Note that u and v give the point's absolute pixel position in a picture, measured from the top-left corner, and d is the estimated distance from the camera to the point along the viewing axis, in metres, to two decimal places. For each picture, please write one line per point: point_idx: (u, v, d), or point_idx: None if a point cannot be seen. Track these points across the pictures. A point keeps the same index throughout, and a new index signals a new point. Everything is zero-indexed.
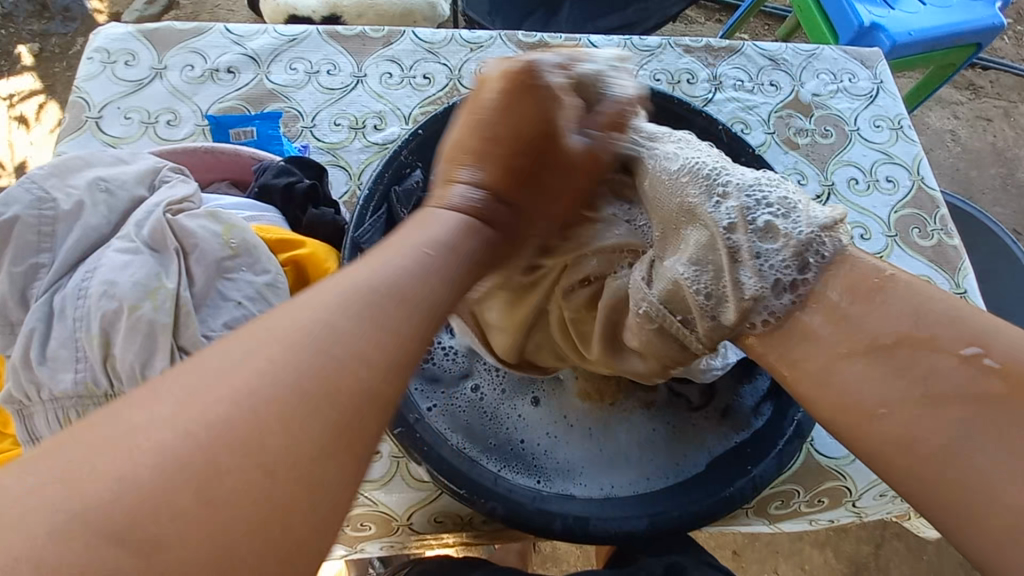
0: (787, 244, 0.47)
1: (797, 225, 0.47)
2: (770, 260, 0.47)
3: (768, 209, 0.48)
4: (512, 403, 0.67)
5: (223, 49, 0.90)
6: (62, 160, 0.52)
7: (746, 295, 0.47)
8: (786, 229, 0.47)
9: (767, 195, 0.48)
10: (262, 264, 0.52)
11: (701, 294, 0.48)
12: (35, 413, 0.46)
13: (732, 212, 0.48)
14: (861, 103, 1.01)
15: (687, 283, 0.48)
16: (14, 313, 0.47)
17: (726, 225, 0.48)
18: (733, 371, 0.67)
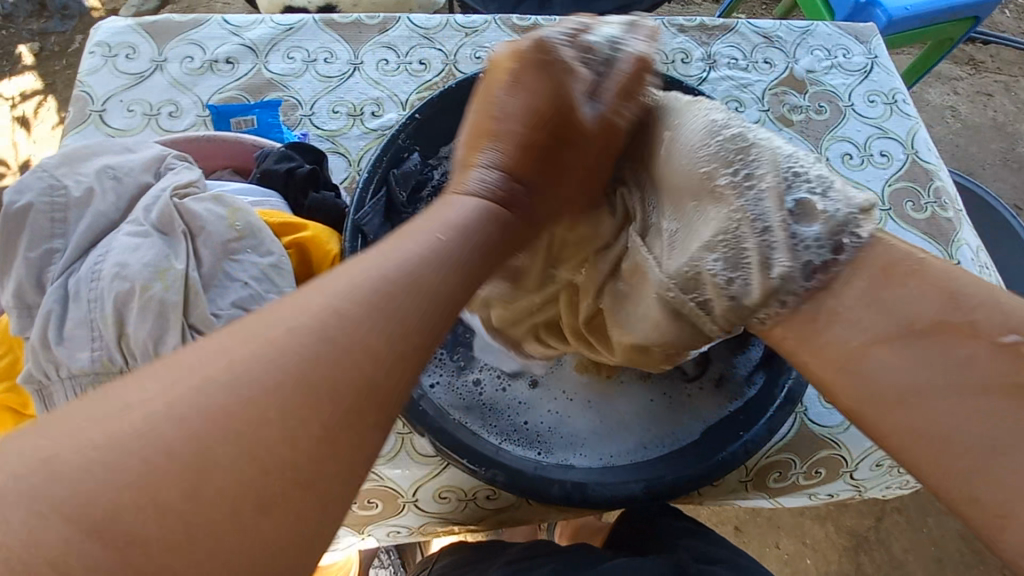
0: (825, 222, 0.47)
1: (835, 205, 0.48)
2: (804, 240, 0.47)
3: (806, 187, 0.49)
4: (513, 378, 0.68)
5: (221, 40, 0.91)
6: (70, 151, 0.54)
7: (773, 274, 0.47)
8: (824, 208, 0.48)
9: (804, 174, 0.49)
10: (267, 246, 0.54)
11: (725, 277, 0.49)
12: (54, 392, 0.48)
13: (768, 191, 0.48)
14: (855, 78, 1.01)
15: (714, 267, 0.49)
16: (30, 296, 0.49)
17: (760, 205, 0.48)
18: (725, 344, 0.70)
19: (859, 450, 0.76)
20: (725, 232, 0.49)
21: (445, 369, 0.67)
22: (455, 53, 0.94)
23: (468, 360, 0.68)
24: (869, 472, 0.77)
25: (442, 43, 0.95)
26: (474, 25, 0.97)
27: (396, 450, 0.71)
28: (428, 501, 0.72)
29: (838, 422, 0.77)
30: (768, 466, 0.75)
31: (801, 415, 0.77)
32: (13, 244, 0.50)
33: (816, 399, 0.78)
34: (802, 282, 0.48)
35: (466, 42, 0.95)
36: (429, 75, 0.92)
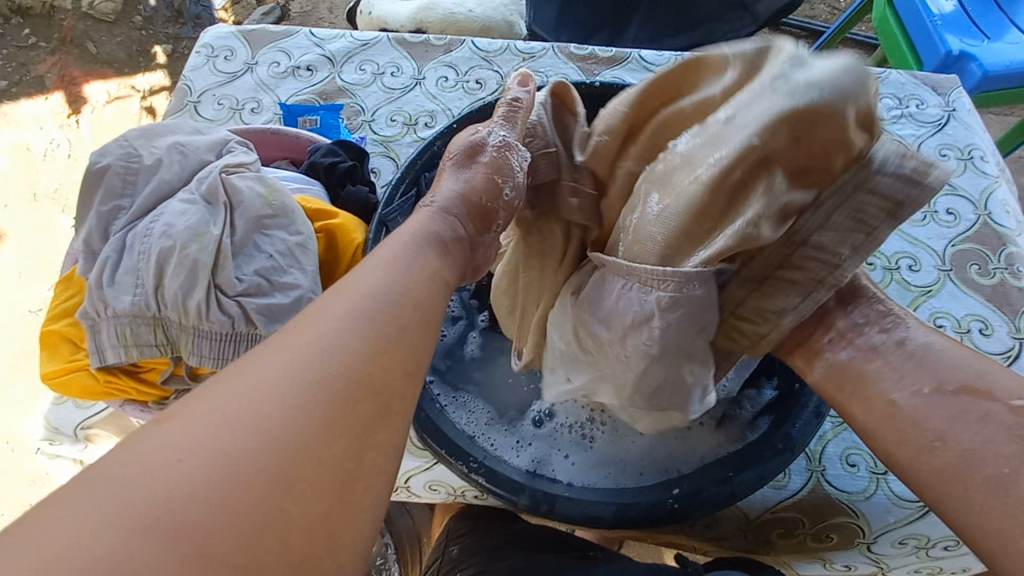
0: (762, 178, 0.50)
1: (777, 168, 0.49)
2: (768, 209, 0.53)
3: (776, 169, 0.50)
4: (533, 404, 0.69)
5: (305, 50, 1.02)
6: (153, 127, 0.64)
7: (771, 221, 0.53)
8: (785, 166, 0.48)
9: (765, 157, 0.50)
10: (297, 226, 0.60)
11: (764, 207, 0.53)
12: (101, 328, 0.55)
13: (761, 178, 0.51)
14: (927, 130, 0.95)
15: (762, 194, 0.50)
16: (97, 243, 0.58)
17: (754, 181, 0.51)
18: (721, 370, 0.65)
19: (881, 524, 0.69)
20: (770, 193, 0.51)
21: (474, 408, 0.67)
22: (510, 76, 1.00)
23: (526, 410, 0.69)
24: (889, 547, 0.70)
25: (500, 66, 1.01)
26: (532, 51, 1.02)
27: None
28: (419, 488, 0.75)
29: (859, 489, 0.70)
30: (772, 521, 0.70)
31: (817, 473, 0.71)
32: (92, 200, 0.59)
33: (837, 460, 0.72)
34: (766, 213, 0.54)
35: (522, 66, 1.01)
36: (483, 93, 0.98)
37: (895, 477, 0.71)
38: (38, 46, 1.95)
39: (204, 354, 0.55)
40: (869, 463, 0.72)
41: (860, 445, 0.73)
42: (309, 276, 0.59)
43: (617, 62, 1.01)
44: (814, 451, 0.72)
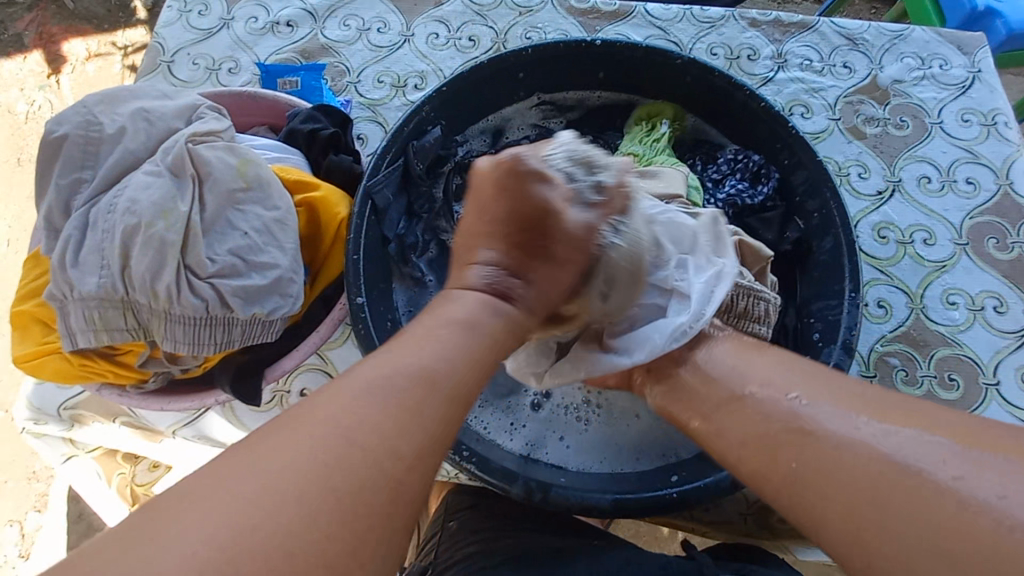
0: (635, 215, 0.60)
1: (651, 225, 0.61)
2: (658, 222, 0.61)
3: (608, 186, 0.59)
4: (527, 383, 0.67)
5: (285, 3, 0.94)
6: (114, 91, 0.58)
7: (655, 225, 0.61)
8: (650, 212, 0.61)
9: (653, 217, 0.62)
10: (274, 200, 0.56)
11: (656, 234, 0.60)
12: (68, 311, 0.52)
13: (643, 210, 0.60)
14: (950, 93, 0.90)
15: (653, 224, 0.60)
16: (59, 220, 0.54)
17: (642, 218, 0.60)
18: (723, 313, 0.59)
19: None
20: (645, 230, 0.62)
21: None
22: (506, 33, 0.93)
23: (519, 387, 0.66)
24: None
25: (495, 21, 0.94)
26: (530, 5, 0.95)
27: None
28: None
29: None
30: (773, 504, 0.69)
31: None
32: (51, 172, 0.55)
33: None
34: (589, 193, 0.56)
35: (519, 22, 0.94)
36: (477, 52, 0.92)
37: None
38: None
39: (178, 338, 0.52)
40: None
41: None
42: (289, 255, 0.56)
43: (621, 17, 0.94)
44: None
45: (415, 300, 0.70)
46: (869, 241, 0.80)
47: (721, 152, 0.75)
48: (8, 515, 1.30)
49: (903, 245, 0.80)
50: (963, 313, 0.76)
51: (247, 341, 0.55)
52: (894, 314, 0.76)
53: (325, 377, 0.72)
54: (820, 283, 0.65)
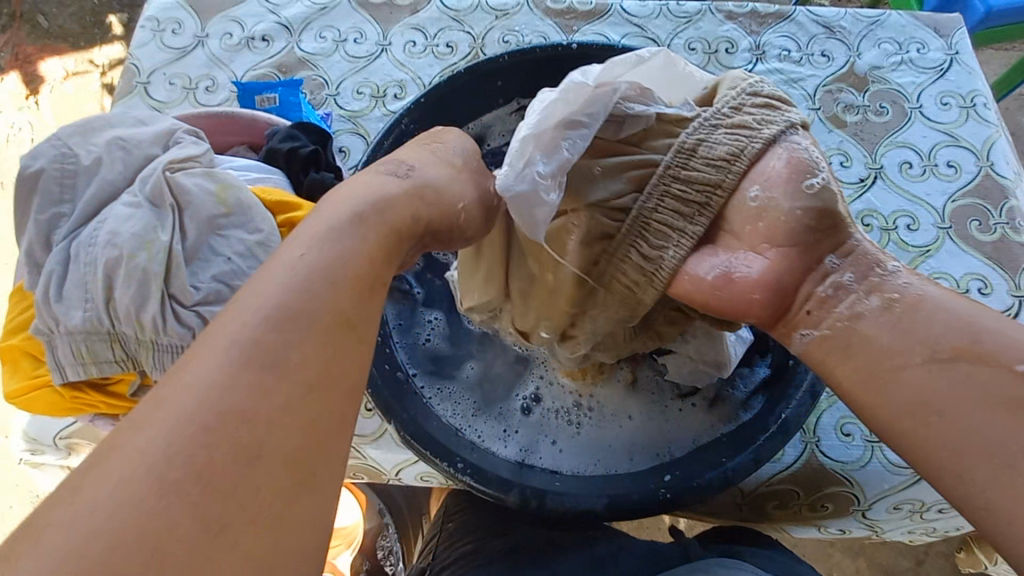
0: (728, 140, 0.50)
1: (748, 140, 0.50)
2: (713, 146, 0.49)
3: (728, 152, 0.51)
4: (519, 387, 0.67)
5: (259, 18, 0.94)
6: (88, 121, 0.58)
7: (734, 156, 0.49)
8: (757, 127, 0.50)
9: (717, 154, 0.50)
10: (256, 223, 0.56)
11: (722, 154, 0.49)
12: (55, 345, 0.52)
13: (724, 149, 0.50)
14: (929, 77, 0.90)
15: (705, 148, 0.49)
16: (40, 254, 0.54)
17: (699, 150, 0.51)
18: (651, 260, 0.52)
19: (876, 491, 0.68)
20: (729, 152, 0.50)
21: (455, 399, 0.65)
22: (483, 37, 0.93)
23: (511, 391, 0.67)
24: (884, 512, 0.70)
25: (471, 26, 0.94)
26: (506, 8, 0.95)
27: (381, 430, 0.71)
28: (410, 478, 0.74)
29: (854, 457, 0.69)
30: (768, 494, 0.69)
31: (811, 445, 0.70)
32: (29, 206, 0.55)
33: (832, 430, 0.71)
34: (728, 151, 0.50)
35: (495, 26, 0.94)
36: (455, 59, 0.91)
37: None
38: None
39: (167, 367, 0.52)
40: (864, 431, 0.71)
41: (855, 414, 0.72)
42: None
43: (598, 16, 0.94)
44: (808, 422, 0.71)
45: (405, 313, 0.70)
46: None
47: None
48: None
49: (887, 232, 0.81)
50: None
51: None
52: None
53: None
54: None
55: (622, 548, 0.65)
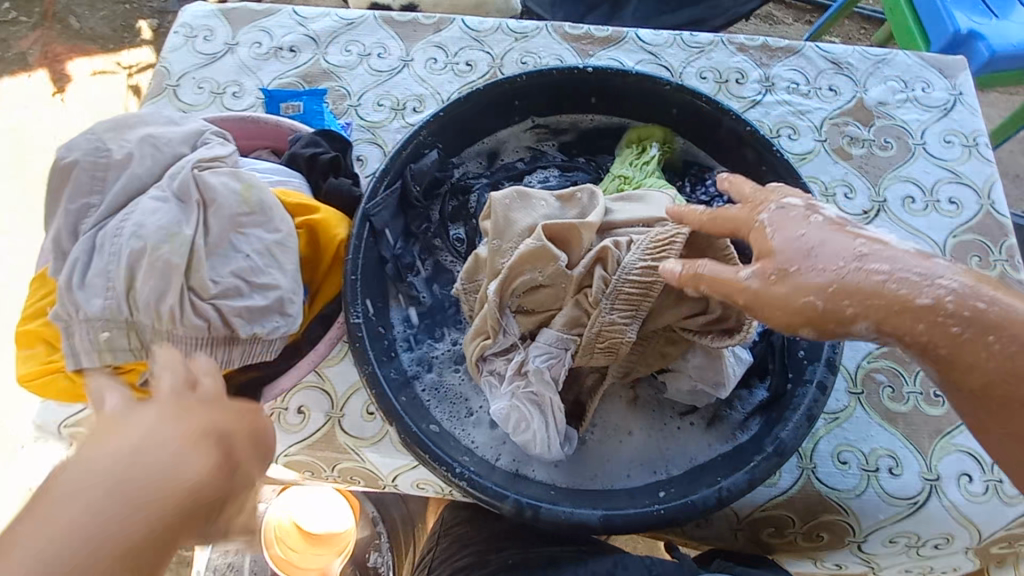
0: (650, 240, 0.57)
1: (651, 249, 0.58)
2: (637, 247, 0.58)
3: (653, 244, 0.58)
4: None
5: (288, 29, 0.98)
6: (123, 118, 0.60)
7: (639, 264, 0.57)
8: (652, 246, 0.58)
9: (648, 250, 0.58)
10: (275, 223, 0.58)
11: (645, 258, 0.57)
12: (73, 330, 0.53)
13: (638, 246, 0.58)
14: (933, 115, 0.92)
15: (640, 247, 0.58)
16: (66, 243, 0.56)
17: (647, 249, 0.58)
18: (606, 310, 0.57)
19: (872, 522, 0.69)
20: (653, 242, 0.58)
21: (455, 409, 0.66)
22: (502, 57, 0.96)
23: None
24: (880, 546, 0.70)
25: (491, 46, 0.97)
26: (526, 31, 0.98)
27: (382, 434, 0.72)
28: (407, 486, 0.74)
29: (850, 486, 0.69)
30: (763, 521, 0.70)
31: (808, 471, 0.70)
32: (60, 197, 0.57)
33: (829, 457, 0.71)
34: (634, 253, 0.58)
35: (515, 47, 0.97)
36: (474, 77, 0.95)
37: (886, 474, 0.70)
38: (19, 20, 1.84)
39: None
40: (861, 460, 0.71)
41: (852, 443, 0.72)
42: (289, 276, 0.58)
43: (613, 42, 0.97)
44: (806, 448, 0.71)
45: (412, 321, 0.71)
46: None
47: (709, 174, 0.77)
48: None
49: None
50: None
51: (248, 359, 0.58)
52: None
53: (324, 394, 0.73)
54: None
55: (622, 564, 0.64)
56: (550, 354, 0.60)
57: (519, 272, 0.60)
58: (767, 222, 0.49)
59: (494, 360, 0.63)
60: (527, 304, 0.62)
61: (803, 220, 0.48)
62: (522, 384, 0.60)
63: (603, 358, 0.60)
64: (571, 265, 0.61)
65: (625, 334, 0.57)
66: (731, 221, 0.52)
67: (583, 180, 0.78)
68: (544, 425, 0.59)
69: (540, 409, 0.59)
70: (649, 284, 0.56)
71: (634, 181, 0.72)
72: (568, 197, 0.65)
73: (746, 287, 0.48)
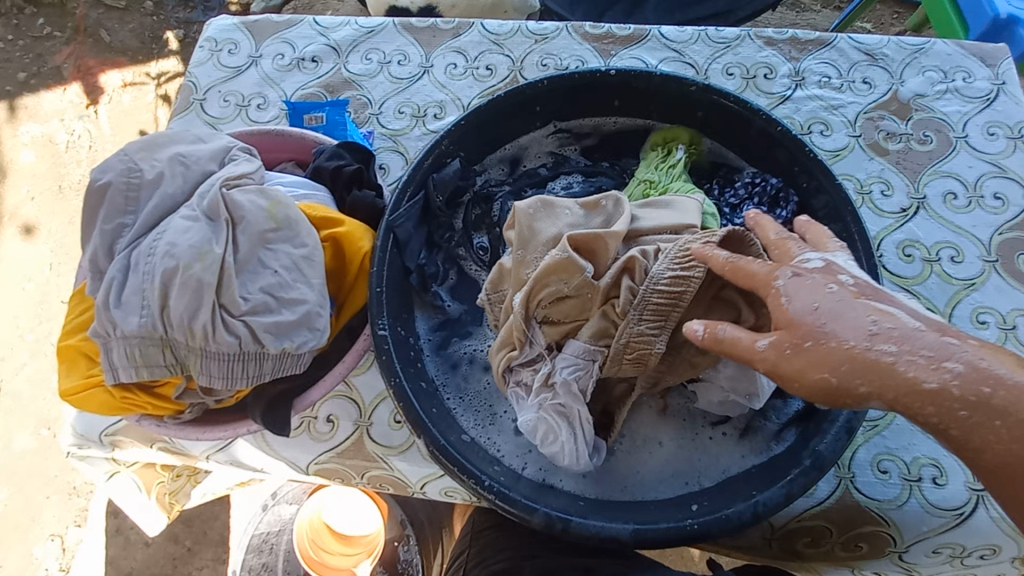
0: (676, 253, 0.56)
1: (684, 264, 0.55)
2: (665, 255, 0.57)
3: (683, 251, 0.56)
4: None
5: (310, 40, 0.98)
6: (153, 137, 0.62)
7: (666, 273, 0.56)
8: (679, 254, 0.56)
9: (674, 266, 0.56)
10: (301, 238, 0.59)
11: (675, 266, 0.56)
12: (110, 348, 0.55)
13: (667, 258, 0.56)
14: (974, 107, 0.88)
15: (666, 256, 0.57)
16: (103, 262, 0.57)
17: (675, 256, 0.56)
18: (635, 324, 0.56)
19: (914, 533, 0.66)
20: (683, 251, 0.56)
21: (482, 419, 0.66)
22: (522, 60, 0.95)
23: None
24: (923, 557, 0.67)
25: (511, 49, 0.96)
26: (545, 32, 0.97)
27: (409, 443, 0.72)
28: (435, 494, 0.74)
29: (891, 497, 0.67)
30: (799, 531, 0.68)
31: (846, 481, 0.68)
32: (96, 217, 0.58)
33: (868, 466, 0.68)
34: (661, 262, 0.57)
35: (535, 50, 0.96)
36: (494, 81, 0.94)
37: (930, 484, 0.67)
38: (53, 35, 1.90)
39: (215, 373, 0.55)
40: (903, 470, 0.68)
41: (893, 451, 0.69)
42: (316, 290, 0.59)
43: (636, 40, 0.95)
44: (843, 458, 0.69)
45: (438, 331, 0.71)
46: (894, 260, 0.79)
47: (738, 175, 0.74)
48: (52, 526, 1.38)
49: (930, 263, 0.79)
50: (995, 332, 0.74)
51: (277, 373, 0.59)
52: None
53: (351, 404, 0.74)
54: None
55: None
56: (577, 365, 0.59)
57: (544, 283, 0.59)
58: (784, 288, 0.48)
59: (520, 371, 0.62)
60: (551, 315, 0.61)
61: (816, 291, 0.47)
62: (548, 395, 0.59)
63: (631, 369, 0.58)
64: (598, 274, 0.61)
65: (653, 345, 0.56)
66: (752, 280, 0.50)
67: (607, 185, 0.77)
68: (572, 437, 0.58)
69: (567, 421, 0.58)
70: (677, 294, 0.55)
71: (660, 185, 0.71)
72: (593, 205, 0.63)
73: (763, 356, 0.47)
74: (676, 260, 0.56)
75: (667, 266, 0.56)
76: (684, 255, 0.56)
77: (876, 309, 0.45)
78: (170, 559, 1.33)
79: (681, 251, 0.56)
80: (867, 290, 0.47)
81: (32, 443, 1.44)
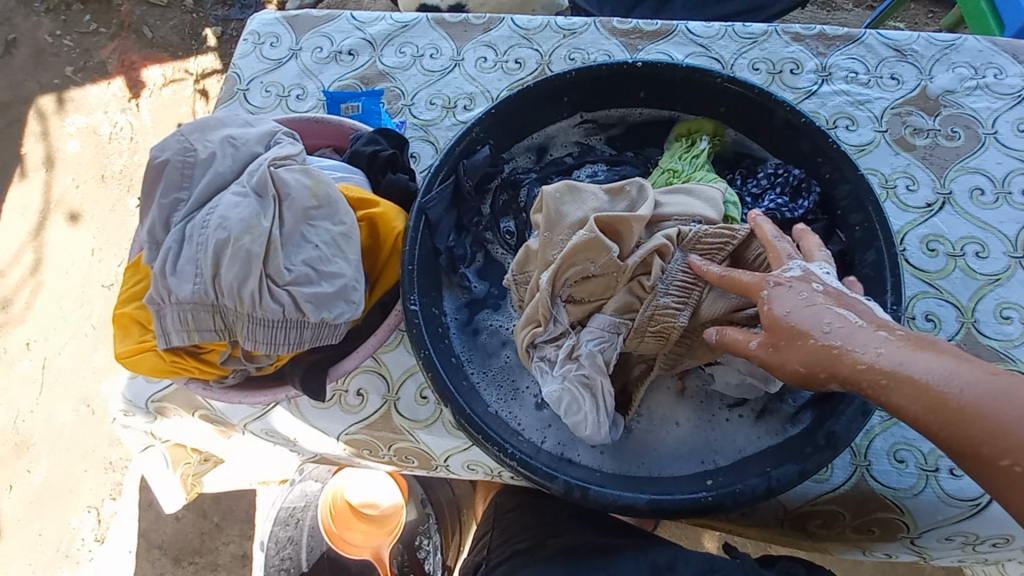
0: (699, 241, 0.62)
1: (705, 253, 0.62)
2: (689, 242, 0.62)
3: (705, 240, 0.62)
4: None
5: (347, 34, 1.03)
6: (205, 120, 0.66)
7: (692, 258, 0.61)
8: (702, 242, 0.62)
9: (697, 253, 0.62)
10: (340, 216, 0.63)
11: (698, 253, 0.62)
12: (164, 312, 0.59)
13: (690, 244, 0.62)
14: (1005, 103, 0.88)
15: (690, 243, 0.62)
16: (160, 234, 0.62)
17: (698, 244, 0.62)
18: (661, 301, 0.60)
19: (928, 521, 0.67)
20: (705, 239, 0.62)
21: (505, 395, 0.69)
22: (550, 54, 0.98)
23: None
24: (935, 542, 0.69)
25: (540, 44, 0.99)
26: (574, 27, 0.99)
27: (435, 417, 0.76)
28: (458, 467, 0.78)
29: (906, 485, 0.67)
30: (813, 515, 0.69)
31: (861, 468, 0.69)
32: (153, 191, 0.63)
33: (884, 455, 0.69)
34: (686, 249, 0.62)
35: (563, 44, 0.99)
36: (523, 74, 0.97)
37: (946, 474, 0.68)
38: (99, 31, 2.00)
39: (259, 338, 0.60)
40: (919, 459, 0.69)
41: (910, 441, 0.70)
42: (353, 265, 0.62)
43: (663, 36, 0.97)
44: (859, 445, 0.70)
45: (466, 311, 0.74)
46: (918, 254, 0.79)
47: (762, 167, 0.76)
48: (91, 498, 1.45)
49: (954, 258, 0.79)
50: (1018, 327, 0.74)
51: (315, 342, 0.63)
52: (943, 328, 0.75)
53: (380, 379, 0.78)
54: (862, 297, 0.65)
55: (678, 558, 0.65)
56: (602, 338, 0.62)
57: (571, 263, 0.62)
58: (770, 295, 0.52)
59: (544, 347, 0.65)
60: (577, 294, 0.64)
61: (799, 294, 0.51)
62: (573, 367, 0.62)
63: (653, 344, 0.62)
64: (622, 255, 0.63)
65: (676, 319, 0.60)
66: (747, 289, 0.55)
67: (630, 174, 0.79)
68: (594, 408, 0.60)
69: (591, 392, 0.61)
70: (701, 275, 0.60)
71: (683, 175, 0.73)
72: (617, 191, 0.66)
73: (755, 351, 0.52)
74: (698, 248, 0.62)
75: (690, 252, 0.62)
76: (705, 244, 0.62)
77: (841, 313, 0.48)
78: (199, 532, 1.39)
79: (704, 240, 0.62)
80: (841, 297, 0.50)
81: (73, 419, 1.52)
